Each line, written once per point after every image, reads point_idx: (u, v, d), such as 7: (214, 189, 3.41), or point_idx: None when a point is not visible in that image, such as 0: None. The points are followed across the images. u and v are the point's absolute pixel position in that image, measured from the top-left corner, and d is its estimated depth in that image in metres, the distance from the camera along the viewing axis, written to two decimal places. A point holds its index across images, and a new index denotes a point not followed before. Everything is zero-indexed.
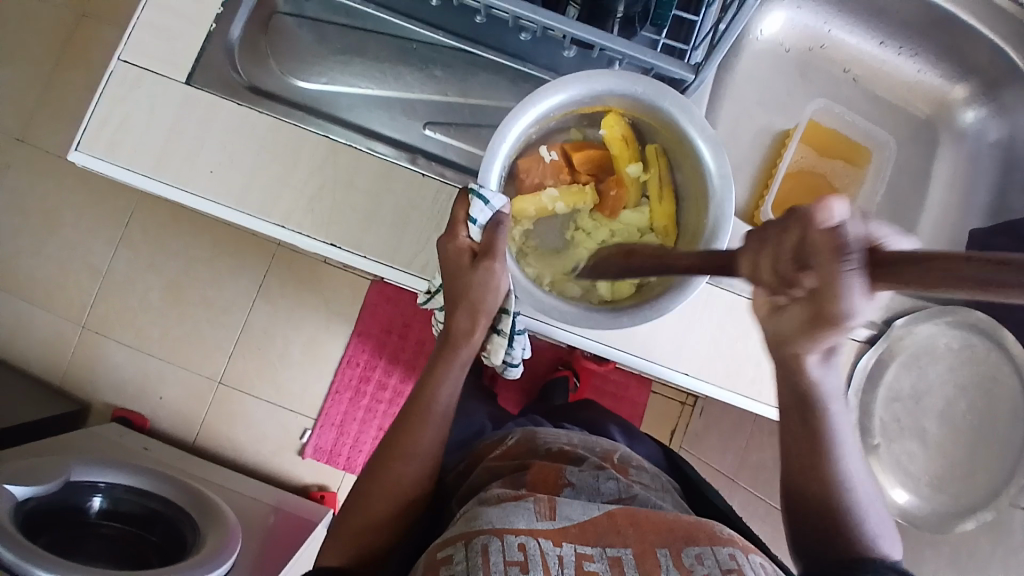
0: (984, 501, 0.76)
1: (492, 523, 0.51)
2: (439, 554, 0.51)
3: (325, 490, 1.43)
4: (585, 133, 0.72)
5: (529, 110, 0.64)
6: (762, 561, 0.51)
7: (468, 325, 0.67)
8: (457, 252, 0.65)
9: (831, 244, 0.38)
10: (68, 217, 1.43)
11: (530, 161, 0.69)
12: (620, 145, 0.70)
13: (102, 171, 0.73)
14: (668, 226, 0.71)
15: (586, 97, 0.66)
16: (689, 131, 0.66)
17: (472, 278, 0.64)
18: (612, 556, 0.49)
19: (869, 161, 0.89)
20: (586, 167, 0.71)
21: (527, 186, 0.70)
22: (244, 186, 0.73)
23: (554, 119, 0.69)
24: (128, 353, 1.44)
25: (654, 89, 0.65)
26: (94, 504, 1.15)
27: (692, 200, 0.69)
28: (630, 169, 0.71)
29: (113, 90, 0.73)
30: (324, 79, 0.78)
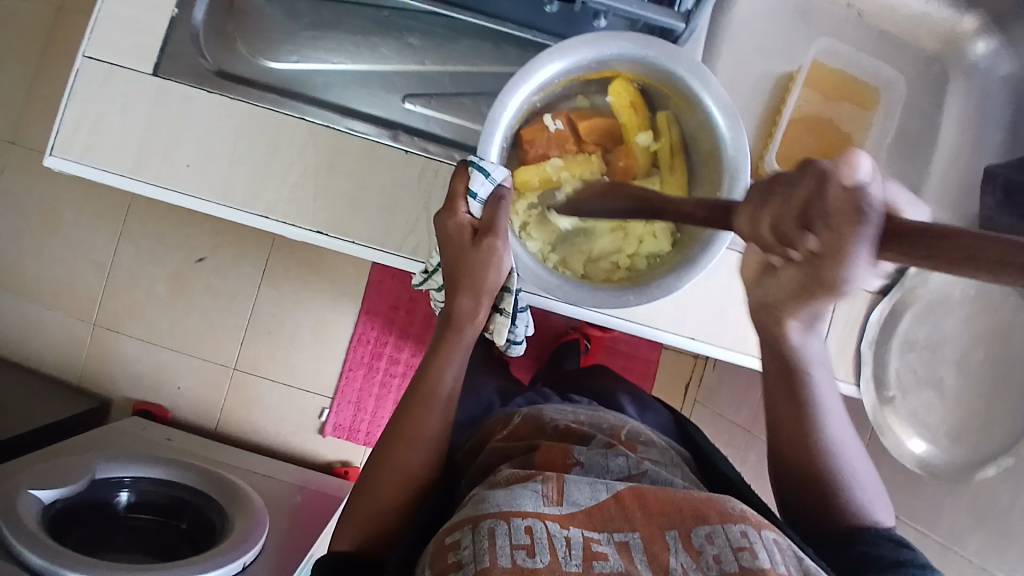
0: (1005, 446, 0.72)
1: (499, 507, 0.50)
2: (447, 540, 0.51)
3: (347, 466, 1.45)
4: (592, 100, 0.69)
5: (532, 77, 0.61)
6: (775, 538, 0.51)
7: (472, 306, 0.64)
8: (457, 229, 0.61)
9: (848, 203, 0.36)
10: (68, 216, 1.42)
11: (533, 131, 0.67)
12: (629, 112, 0.67)
13: (79, 174, 0.71)
14: (680, 198, 0.68)
15: (592, 62, 0.63)
16: (703, 97, 0.63)
17: (474, 256, 0.61)
18: (619, 540, 0.50)
19: (877, 103, 0.85)
20: (592, 135, 0.69)
21: (531, 157, 0.67)
22: (225, 179, 0.71)
23: (559, 86, 0.66)
24: (142, 347, 1.45)
25: (665, 53, 0.62)
26: (121, 498, 1.17)
27: (705, 169, 0.66)
28: (640, 138, 0.68)
29: (81, 88, 0.70)
30: (296, 58, 0.76)
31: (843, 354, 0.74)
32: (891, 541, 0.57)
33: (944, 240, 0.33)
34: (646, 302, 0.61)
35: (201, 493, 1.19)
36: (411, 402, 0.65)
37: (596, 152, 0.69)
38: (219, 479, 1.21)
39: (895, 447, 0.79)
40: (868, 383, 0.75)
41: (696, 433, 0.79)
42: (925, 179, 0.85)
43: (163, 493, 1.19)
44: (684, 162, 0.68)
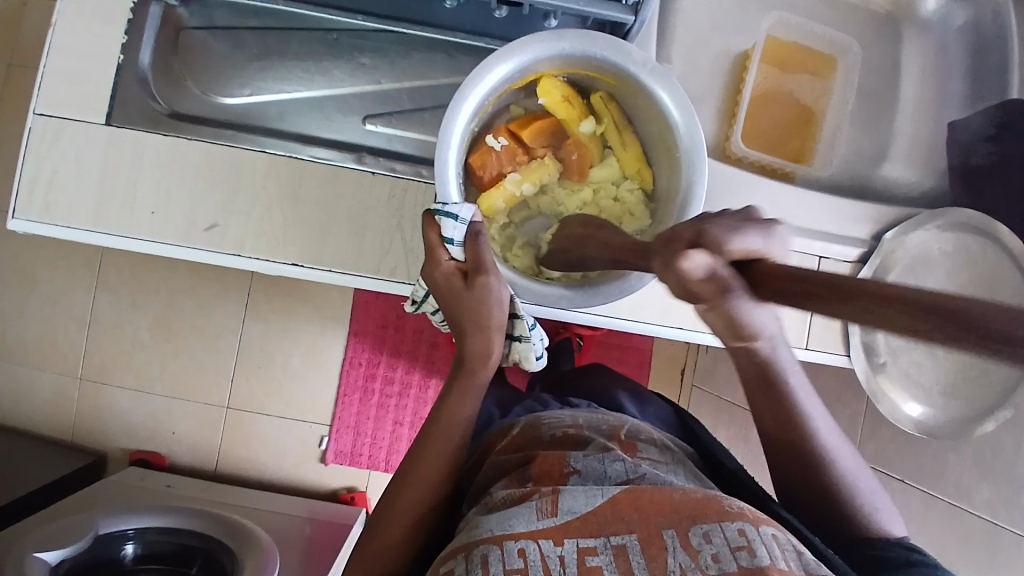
0: (998, 400, 0.74)
1: (492, 532, 0.52)
2: (441, 570, 0.53)
3: (354, 491, 1.44)
4: (522, 106, 0.69)
5: (464, 107, 0.60)
6: (774, 532, 0.51)
7: (483, 345, 0.64)
8: (446, 276, 0.61)
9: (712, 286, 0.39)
10: (43, 273, 1.40)
11: (482, 156, 0.66)
12: (565, 107, 0.67)
13: (44, 234, 0.70)
14: (641, 168, 0.69)
15: (515, 73, 0.63)
16: (630, 70, 0.62)
17: (469, 297, 0.60)
18: (616, 544, 0.50)
19: (834, 70, 0.85)
20: (538, 141, 0.68)
21: (487, 181, 0.67)
22: (191, 221, 0.70)
23: (490, 106, 0.65)
24: (133, 396, 1.43)
25: (580, 39, 0.62)
26: (128, 550, 1.15)
27: (655, 136, 0.67)
28: (583, 127, 0.69)
29: (34, 146, 0.69)
30: (247, 91, 0.75)
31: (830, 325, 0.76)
32: (902, 546, 0.57)
33: (832, 299, 0.33)
34: (648, 282, 0.62)
35: (210, 535, 1.18)
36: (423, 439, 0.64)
37: (548, 154, 0.70)
38: (226, 519, 1.19)
39: (893, 413, 0.78)
40: (858, 351, 0.76)
41: (696, 427, 0.79)
42: (891, 140, 0.86)
43: (170, 540, 1.18)
44: (632, 133, 0.69)
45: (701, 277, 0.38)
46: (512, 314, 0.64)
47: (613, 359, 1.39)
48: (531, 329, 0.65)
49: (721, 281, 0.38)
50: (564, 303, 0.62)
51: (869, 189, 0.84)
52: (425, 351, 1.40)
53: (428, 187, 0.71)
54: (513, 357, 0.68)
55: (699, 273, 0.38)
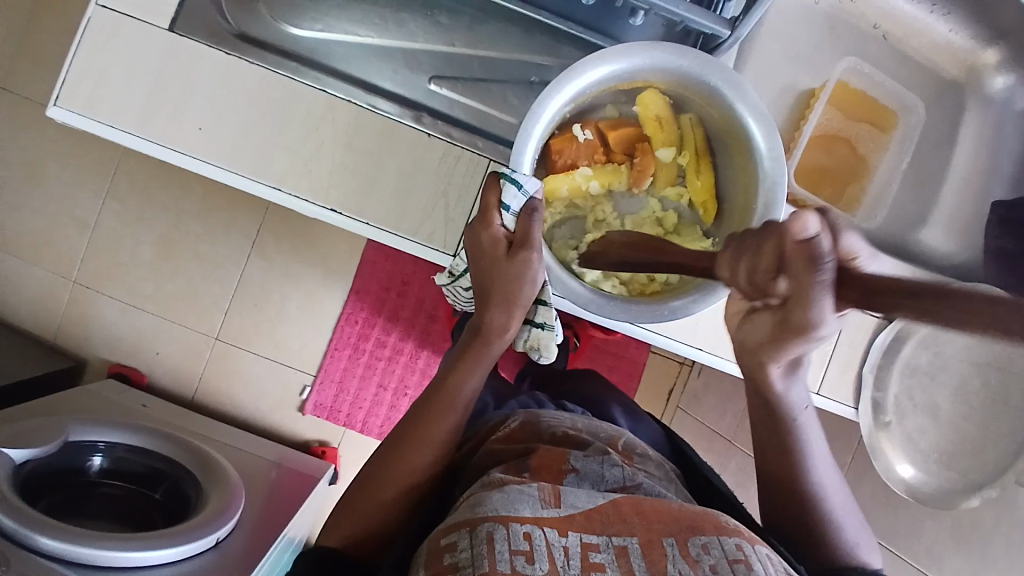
0: (991, 478, 0.77)
1: (497, 510, 0.50)
2: (442, 542, 0.51)
3: (326, 446, 1.43)
4: (620, 109, 0.70)
5: (565, 89, 0.62)
6: (768, 553, 0.51)
7: (504, 320, 0.64)
8: (492, 241, 0.62)
9: (805, 255, 0.43)
10: (55, 169, 1.37)
11: (563, 142, 0.67)
12: (655, 126, 0.69)
13: (85, 128, 0.68)
14: (707, 201, 0.70)
15: (625, 73, 0.64)
16: (738, 108, 0.64)
17: (510, 271, 0.61)
18: (617, 544, 0.50)
19: (895, 125, 0.85)
20: (618, 145, 0.69)
21: (561, 168, 0.68)
22: (236, 144, 0.68)
23: (588, 97, 0.66)
24: (123, 309, 1.41)
25: (699, 63, 0.63)
26: (94, 462, 1.14)
27: (734, 178, 0.68)
28: (661, 153, 0.70)
29: (93, 37, 0.67)
30: (319, 27, 0.73)
31: (845, 376, 0.76)
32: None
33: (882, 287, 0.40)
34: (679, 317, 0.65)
35: (179, 463, 1.16)
36: (428, 405, 0.64)
37: (625, 162, 0.71)
38: (198, 450, 1.18)
39: (885, 470, 0.81)
40: (868, 405, 0.76)
41: (686, 450, 0.79)
42: (934, 207, 0.86)
43: (137, 460, 1.16)
44: (710, 165, 0.70)
45: (800, 241, 0.44)
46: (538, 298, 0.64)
47: (606, 366, 1.38)
48: (554, 318, 0.65)
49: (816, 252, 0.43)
50: (593, 307, 0.64)
51: (903, 250, 0.84)
52: (422, 322, 1.40)
53: (480, 159, 0.71)
54: (529, 344, 0.67)
55: (803, 236, 0.44)
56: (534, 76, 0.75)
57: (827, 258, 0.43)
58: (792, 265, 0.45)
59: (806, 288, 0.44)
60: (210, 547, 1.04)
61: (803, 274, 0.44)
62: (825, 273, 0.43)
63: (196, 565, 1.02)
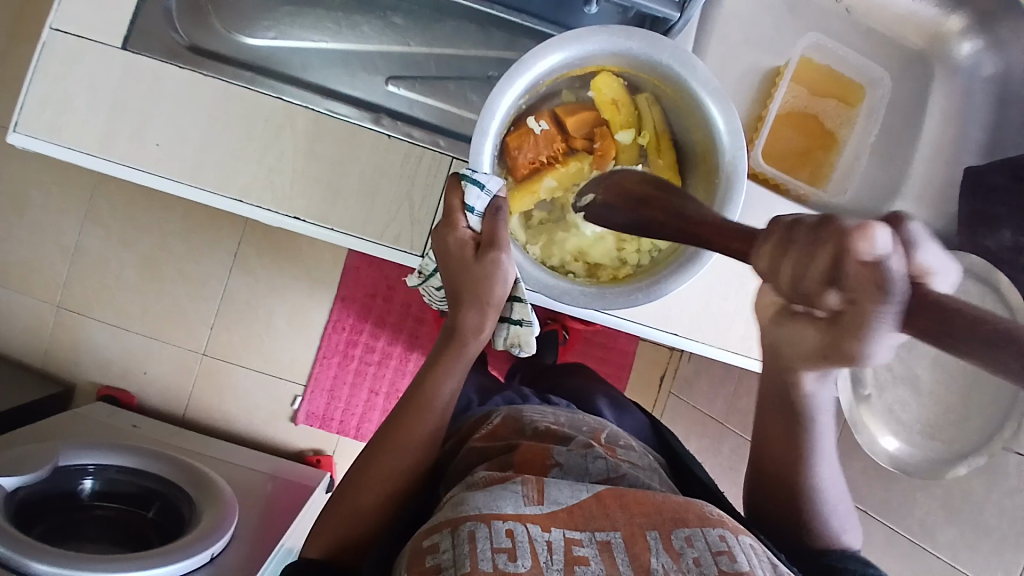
0: (976, 445, 0.75)
1: (479, 509, 0.49)
2: (424, 542, 0.50)
3: (321, 455, 1.43)
4: (576, 94, 0.69)
5: (517, 80, 0.61)
6: (753, 543, 0.51)
7: (477, 320, 0.63)
8: (460, 244, 0.62)
9: (874, 275, 0.34)
10: (32, 194, 1.36)
11: (520, 136, 0.66)
12: (612, 109, 0.68)
13: (45, 152, 0.68)
14: (673, 179, 0.68)
15: (576, 59, 0.64)
16: (692, 85, 0.63)
17: (476, 270, 0.61)
18: (601, 540, 0.49)
19: (862, 99, 0.85)
20: (577, 131, 0.68)
21: (521, 163, 0.67)
22: (197, 159, 0.68)
23: (542, 87, 0.66)
24: (109, 331, 1.41)
25: (649, 42, 0.63)
26: (86, 486, 1.14)
27: (696, 153, 0.68)
28: (621, 135, 0.69)
29: (45, 59, 0.66)
30: (273, 35, 0.74)
31: None
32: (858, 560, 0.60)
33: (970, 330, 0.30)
34: (654, 298, 0.64)
35: (172, 481, 1.16)
36: (405, 409, 0.64)
37: (585, 148, 0.69)
38: (190, 468, 1.18)
39: (870, 443, 0.82)
40: (846, 381, 0.77)
41: (673, 441, 0.79)
42: (905, 178, 0.86)
43: (130, 480, 1.16)
44: (672, 142, 0.69)
45: (864, 262, 0.34)
46: (512, 296, 0.64)
47: (596, 358, 1.37)
48: (531, 314, 0.64)
49: (883, 277, 0.34)
50: (566, 298, 0.64)
51: None
52: (409, 326, 1.39)
53: (443, 158, 0.70)
54: (509, 341, 0.67)
55: (869, 257, 0.34)
56: (494, 71, 0.75)
57: (897, 285, 0.34)
58: (847, 284, 0.35)
59: (861, 315, 0.35)
60: (206, 563, 1.04)
61: (863, 299, 0.34)
62: (891, 303, 0.34)
63: None
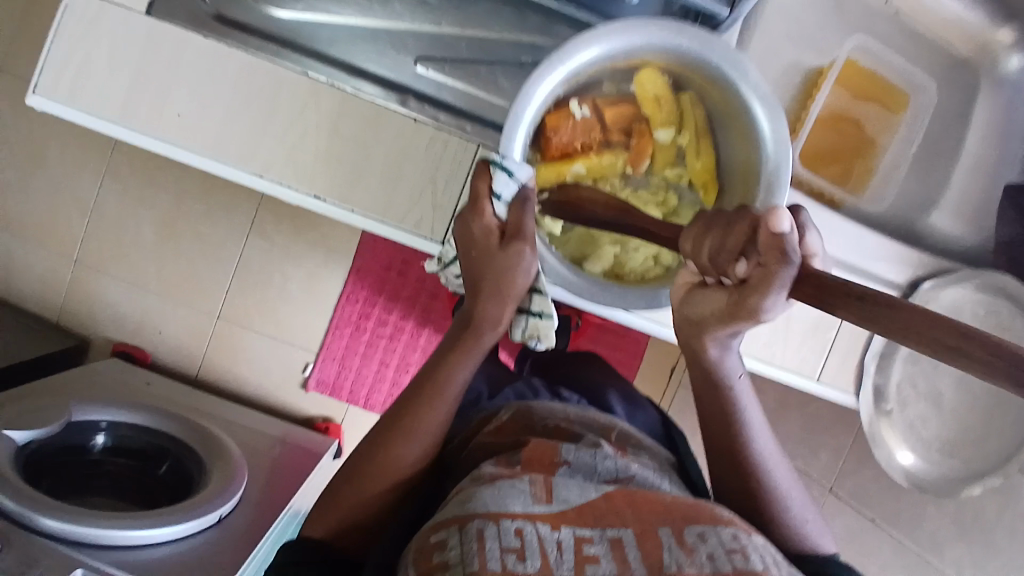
0: (993, 465, 0.75)
1: (488, 507, 0.49)
2: (430, 539, 0.49)
3: (330, 422, 1.45)
4: (618, 87, 0.67)
5: (558, 69, 0.59)
6: (764, 542, 0.50)
7: (497, 312, 0.62)
8: (484, 232, 0.60)
9: (778, 245, 0.44)
10: (51, 148, 1.36)
11: (559, 118, 0.64)
12: (653, 105, 0.67)
13: (65, 117, 0.67)
14: (708, 183, 0.67)
15: (622, 52, 0.62)
16: (741, 89, 0.61)
17: (500, 261, 0.59)
18: (611, 536, 0.49)
19: (904, 107, 0.82)
20: (614, 124, 0.67)
21: (554, 145, 0.65)
22: (218, 132, 0.67)
23: (585, 76, 0.64)
24: (125, 288, 1.42)
25: (700, 40, 0.60)
26: (99, 441, 1.16)
27: (736, 161, 0.66)
28: (659, 133, 0.68)
29: (67, 21, 0.65)
30: (302, 7, 0.70)
31: (845, 367, 0.75)
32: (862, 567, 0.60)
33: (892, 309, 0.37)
34: (676, 302, 0.63)
35: (183, 441, 1.18)
36: (416, 399, 0.63)
37: (621, 142, 0.68)
38: (201, 428, 1.19)
39: (886, 458, 0.79)
40: (868, 394, 0.75)
41: (684, 444, 0.78)
42: (943, 189, 0.83)
43: (141, 438, 1.18)
44: (710, 147, 0.68)
45: (772, 234, 0.44)
46: (531, 288, 0.62)
47: (608, 345, 1.37)
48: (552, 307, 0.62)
49: (786, 246, 0.44)
50: (588, 295, 0.64)
51: (911, 235, 0.82)
52: (423, 302, 1.38)
53: (469, 145, 0.69)
54: (527, 334, 0.64)
55: (776, 230, 0.44)
56: (527, 57, 0.73)
57: (795, 254, 0.43)
58: (760, 254, 0.45)
59: (766, 279, 0.44)
60: (214, 525, 1.06)
61: (771, 264, 0.44)
62: (792, 267, 0.44)
63: (201, 543, 1.04)
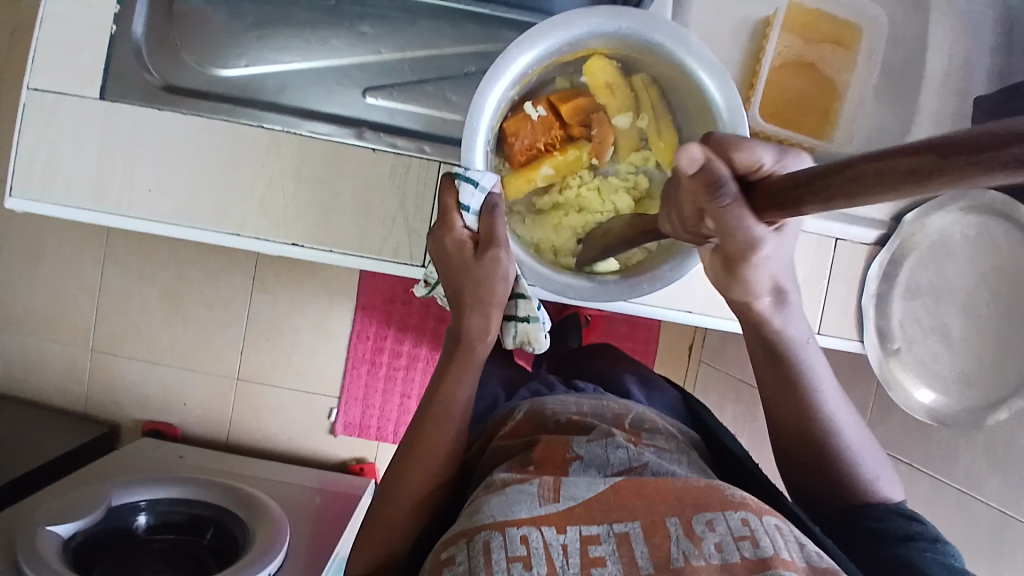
0: (1016, 388, 0.71)
1: (494, 517, 0.49)
2: (441, 555, 0.50)
3: (363, 462, 1.45)
4: (571, 80, 0.67)
5: (502, 77, 0.60)
6: (778, 523, 0.48)
7: (483, 322, 0.62)
8: (457, 244, 0.60)
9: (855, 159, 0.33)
10: (51, 245, 1.40)
11: (517, 123, 0.65)
12: (607, 93, 0.67)
13: (43, 212, 0.69)
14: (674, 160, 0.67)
15: (562, 46, 0.62)
16: (687, 62, 0.61)
17: (478, 271, 0.59)
18: (619, 532, 0.48)
19: (859, 40, 0.81)
20: (575, 118, 0.67)
21: (517, 151, 0.66)
22: (189, 199, 0.68)
23: (532, 76, 0.64)
24: (144, 367, 1.44)
25: (638, 20, 0.61)
26: (141, 521, 1.17)
27: (698, 134, 0.66)
28: (619, 120, 0.68)
29: (30, 120, 0.67)
30: (245, 62, 0.73)
31: (846, 309, 0.76)
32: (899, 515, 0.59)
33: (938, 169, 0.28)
34: (661, 286, 0.63)
35: (221, 506, 1.20)
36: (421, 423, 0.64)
37: (584, 135, 0.68)
38: (238, 491, 1.21)
39: (903, 399, 0.78)
40: (873, 336, 0.76)
41: (704, 415, 0.76)
42: (916, 114, 0.82)
43: (181, 511, 1.20)
44: (672, 124, 0.67)
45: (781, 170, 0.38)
46: (517, 293, 0.62)
47: (622, 335, 1.36)
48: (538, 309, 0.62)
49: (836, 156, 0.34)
50: (573, 293, 0.63)
51: None
52: (431, 326, 1.39)
53: (431, 164, 0.69)
54: (520, 339, 0.65)
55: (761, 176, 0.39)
56: (472, 67, 0.74)
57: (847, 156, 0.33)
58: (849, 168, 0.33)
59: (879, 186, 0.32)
60: None
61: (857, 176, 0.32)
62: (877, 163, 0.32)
63: None
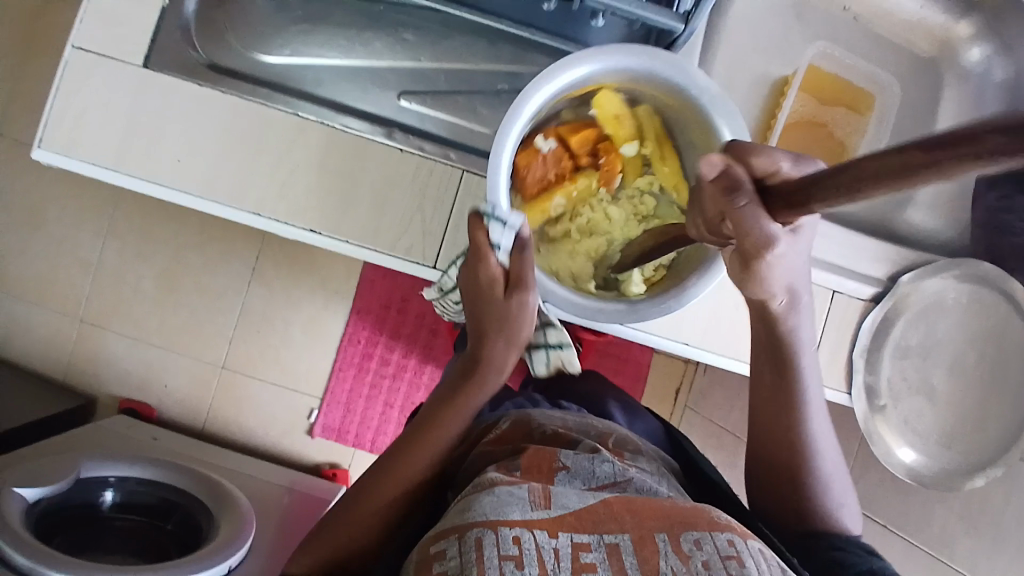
0: (994, 457, 0.77)
1: (486, 516, 0.49)
2: (430, 550, 0.50)
3: (337, 468, 1.44)
4: (576, 112, 0.69)
5: (522, 111, 0.61)
6: (761, 548, 0.50)
7: (499, 355, 0.64)
8: (489, 279, 0.61)
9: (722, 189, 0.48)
10: (55, 211, 1.40)
11: (529, 156, 0.67)
12: (615, 124, 0.69)
13: (67, 168, 0.70)
14: (679, 184, 0.71)
15: (576, 81, 0.63)
16: (697, 97, 0.64)
17: (504, 310, 0.62)
18: (609, 543, 0.48)
19: (870, 107, 0.85)
20: (582, 149, 0.70)
21: (530, 183, 0.68)
22: (214, 174, 0.70)
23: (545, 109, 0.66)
24: (130, 344, 1.43)
25: (653, 59, 0.62)
26: (106, 498, 1.15)
27: (700, 160, 0.69)
28: (625, 148, 0.71)
29: (69, 78, 0.69)
30: (288, 52, 0.75)
31: (835, 360, 0.77)
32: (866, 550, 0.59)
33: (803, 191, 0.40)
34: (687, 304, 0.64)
35: (191, 493, 1.17)
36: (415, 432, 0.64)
37: (591, 163, 0.71)
38: (207, 478, 1.19)
39: (886, 455, 0.80)
40: (860, 391, 0.77)
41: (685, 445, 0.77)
42: None
43: (149, 493, 1.17)
44: (673, 149, 0.71)
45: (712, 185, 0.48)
46: None
47: (610, 369, 1.37)
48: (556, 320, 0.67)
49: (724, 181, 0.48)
50: (603, 316, 0.64)
51: (891, 230, 0.84)
52: (424, 337, 1.40)
53: (454, 171, 0.72)
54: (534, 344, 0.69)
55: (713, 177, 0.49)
56: (503, 85, 0.77)
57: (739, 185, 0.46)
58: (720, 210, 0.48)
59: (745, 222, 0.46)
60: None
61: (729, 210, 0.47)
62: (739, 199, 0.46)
63: None
